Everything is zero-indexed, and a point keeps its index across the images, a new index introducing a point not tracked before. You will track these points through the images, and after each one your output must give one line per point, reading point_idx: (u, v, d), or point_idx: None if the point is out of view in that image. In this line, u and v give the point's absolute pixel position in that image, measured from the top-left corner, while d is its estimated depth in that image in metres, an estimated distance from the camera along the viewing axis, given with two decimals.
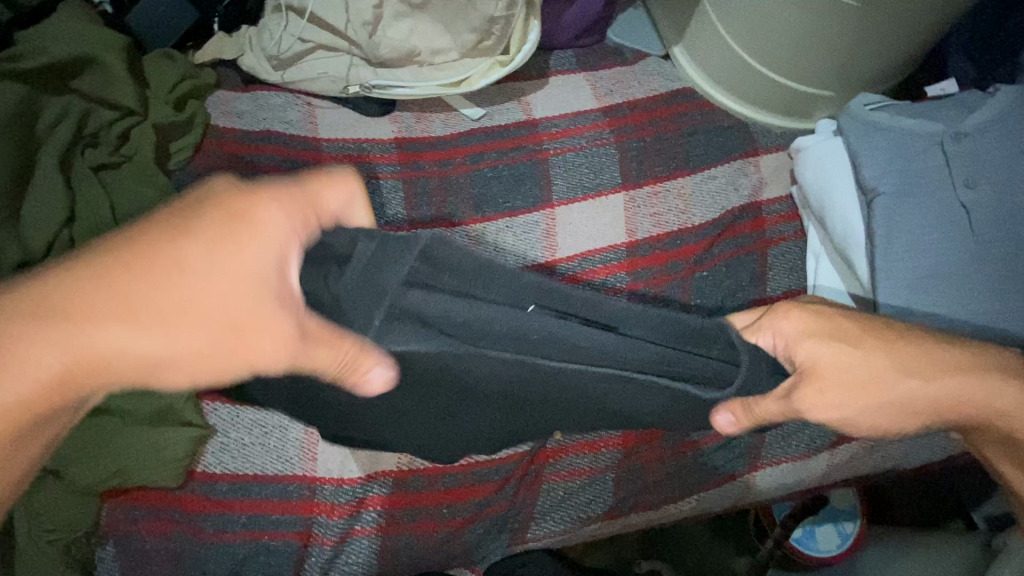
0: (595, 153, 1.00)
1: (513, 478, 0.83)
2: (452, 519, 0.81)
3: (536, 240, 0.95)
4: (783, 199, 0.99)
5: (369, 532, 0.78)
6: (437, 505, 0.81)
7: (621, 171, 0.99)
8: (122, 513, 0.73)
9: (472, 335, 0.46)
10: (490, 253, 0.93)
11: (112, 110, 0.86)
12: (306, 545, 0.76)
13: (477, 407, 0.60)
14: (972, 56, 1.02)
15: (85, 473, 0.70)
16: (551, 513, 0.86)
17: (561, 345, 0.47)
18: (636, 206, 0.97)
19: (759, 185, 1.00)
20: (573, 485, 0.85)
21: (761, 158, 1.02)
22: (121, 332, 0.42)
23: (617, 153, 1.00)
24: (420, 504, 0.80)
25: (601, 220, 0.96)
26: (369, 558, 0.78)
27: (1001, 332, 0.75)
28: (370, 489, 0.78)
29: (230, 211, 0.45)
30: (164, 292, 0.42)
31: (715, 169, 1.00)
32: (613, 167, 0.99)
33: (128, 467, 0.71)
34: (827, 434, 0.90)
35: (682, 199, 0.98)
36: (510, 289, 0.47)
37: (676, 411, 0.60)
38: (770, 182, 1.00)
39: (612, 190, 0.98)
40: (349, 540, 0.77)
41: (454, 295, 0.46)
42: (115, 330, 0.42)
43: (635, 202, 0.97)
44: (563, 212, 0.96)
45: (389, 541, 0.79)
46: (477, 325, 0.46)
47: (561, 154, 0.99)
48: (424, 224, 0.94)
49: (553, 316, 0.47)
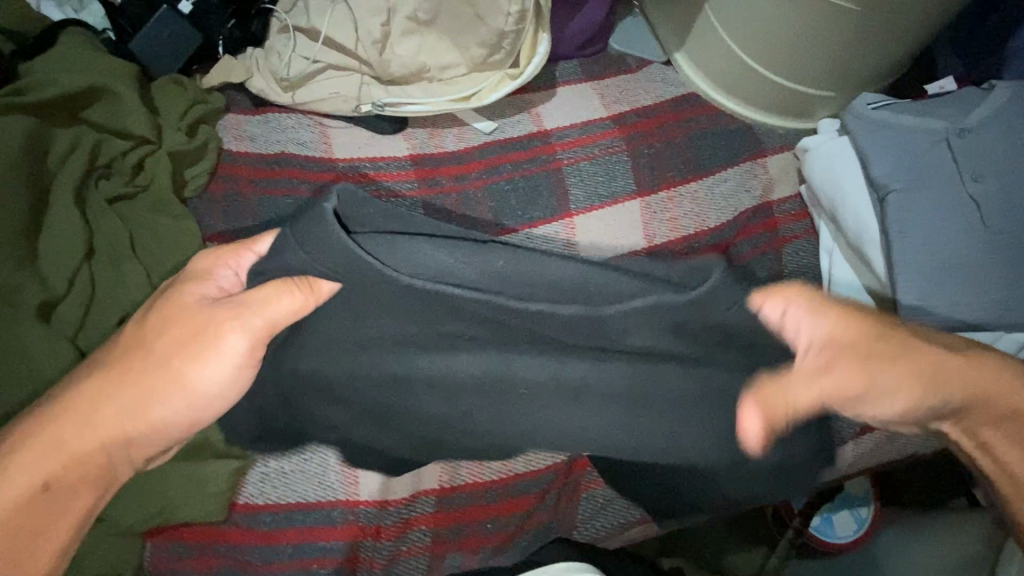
0: (608, 161, 1.01)
1: (553, 489, 0.84)
2: (496, 532, 0.81)
3: (558, 251, 0.96)
4: (793, 198, 1.02)
5: (418, 551, 0.79)
6: (480, 521, 0.81)
7: (635, 177, 1.00)
8: (165, 552, 0.71)
9: (415, 259, 0.60)
10: None
11: (125, 139, 0.85)
12: (354, 571, 0.76)
13: (453, 392, 0.63)
14: (960, 52, 1.07)
15: (126, 513, 0.69)
16: (593, 520, 0.86)
17: (501, 262, 0.60)
18: (652, 212, 0.99)
19: (769, 185, 1.02)
20: (612, 492, 0.86)
21: (768, 159, 1.05)
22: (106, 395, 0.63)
23: (629, 160, 1.02)
24: (464, 520, 0.80)
25: (619, 227, 0.97)
26: None
27: (1017, 318, 0.78)
28: (415, 508, 0.79)
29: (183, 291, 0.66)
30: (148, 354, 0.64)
31: (725, 171, 1.03)
32: (627, 174, 1.01)
33: (170, 504, 0.71)
34: (851, 425, 0.93)
35: (696, 202, 1.00)
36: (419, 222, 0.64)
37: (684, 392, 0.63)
38: (779, 183, 1.03)
39: (627, 196, 0.99)
40: (398, 562, 0.78)
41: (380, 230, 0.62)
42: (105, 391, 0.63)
43: (650, 207, 0.99)
44: (582, 221, 0.97)
45: (436, 559, 0.79)
46: (415, 249, 0.60)
47: (574, 163, 1.00)
48: None
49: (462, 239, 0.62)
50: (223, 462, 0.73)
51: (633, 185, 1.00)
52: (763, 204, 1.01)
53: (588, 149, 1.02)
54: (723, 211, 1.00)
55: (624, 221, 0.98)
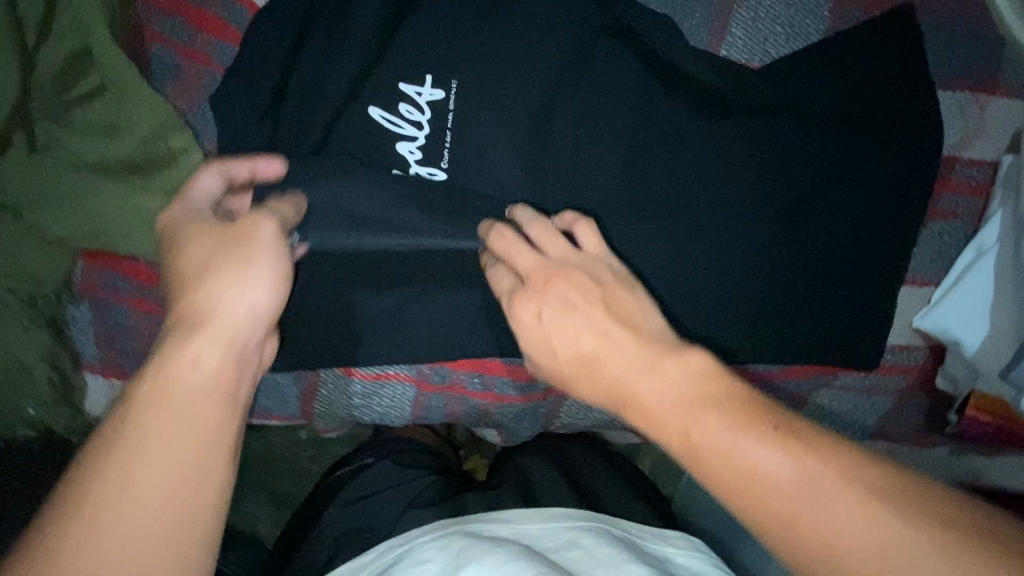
0: (790, 19, 0.71)
1: None
2: (478, 390, 0.75)
3: (706, 16, 0.70)
4: (984, 162, 0.76)
5: (363, 377, 0.71)
6: (467, 373, 0.73)
7: (827, 25, 0.72)
8: (100, 278, 0.60)
9: None
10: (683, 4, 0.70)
11: None
12: (316, 373, 0.70)
13: (654, 121, 0.70)
14: None
15: (61, 222, 0.56)
16: (579, 413, 0.80)
17: (664, 68, 0.69)
18: (806, 14, 0.72)
19: (970, 136, 0.76)
20: None
21: (993, 100, 0.75)
22: (251, 253, 0.48)
23: (797, 37, 0.72)
24: (452, 395, 0.74)
25: (777, 39, 0.72)
26: (356, 404, 0.72)
27: None
28: (390, 365, 0.70)
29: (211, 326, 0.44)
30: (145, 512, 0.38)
31: (978, 169, 0.76)
32: (808, 49, 0.71)
33: (108, 232, 0.57)
34: (868, 428, 0.85)
35: (971, 147, 0.76)
36: None
37: (830, 200, 0.74)
38: (983, 136, 0.76)
39: (815, 35, 0.72)
40: (342, 378, 0.71)
41: (676, 54, 0.69)
42: (247, 248, 0.48)
43: (809, 11, 0.72)
44: (740, 17, 0.70)
45: (382, 386, 0.72)
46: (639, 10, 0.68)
47: (727, 22, 0.70)
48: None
49: (626, 63, 0.68)
50: (178, 198, 0.57)
51: (812, 51, 0.71)
52: (978, 188, 0.77)
53: (751, 9, 0.70)
54: (897, 123, 0.73)
55: (767, 124, 0.71)
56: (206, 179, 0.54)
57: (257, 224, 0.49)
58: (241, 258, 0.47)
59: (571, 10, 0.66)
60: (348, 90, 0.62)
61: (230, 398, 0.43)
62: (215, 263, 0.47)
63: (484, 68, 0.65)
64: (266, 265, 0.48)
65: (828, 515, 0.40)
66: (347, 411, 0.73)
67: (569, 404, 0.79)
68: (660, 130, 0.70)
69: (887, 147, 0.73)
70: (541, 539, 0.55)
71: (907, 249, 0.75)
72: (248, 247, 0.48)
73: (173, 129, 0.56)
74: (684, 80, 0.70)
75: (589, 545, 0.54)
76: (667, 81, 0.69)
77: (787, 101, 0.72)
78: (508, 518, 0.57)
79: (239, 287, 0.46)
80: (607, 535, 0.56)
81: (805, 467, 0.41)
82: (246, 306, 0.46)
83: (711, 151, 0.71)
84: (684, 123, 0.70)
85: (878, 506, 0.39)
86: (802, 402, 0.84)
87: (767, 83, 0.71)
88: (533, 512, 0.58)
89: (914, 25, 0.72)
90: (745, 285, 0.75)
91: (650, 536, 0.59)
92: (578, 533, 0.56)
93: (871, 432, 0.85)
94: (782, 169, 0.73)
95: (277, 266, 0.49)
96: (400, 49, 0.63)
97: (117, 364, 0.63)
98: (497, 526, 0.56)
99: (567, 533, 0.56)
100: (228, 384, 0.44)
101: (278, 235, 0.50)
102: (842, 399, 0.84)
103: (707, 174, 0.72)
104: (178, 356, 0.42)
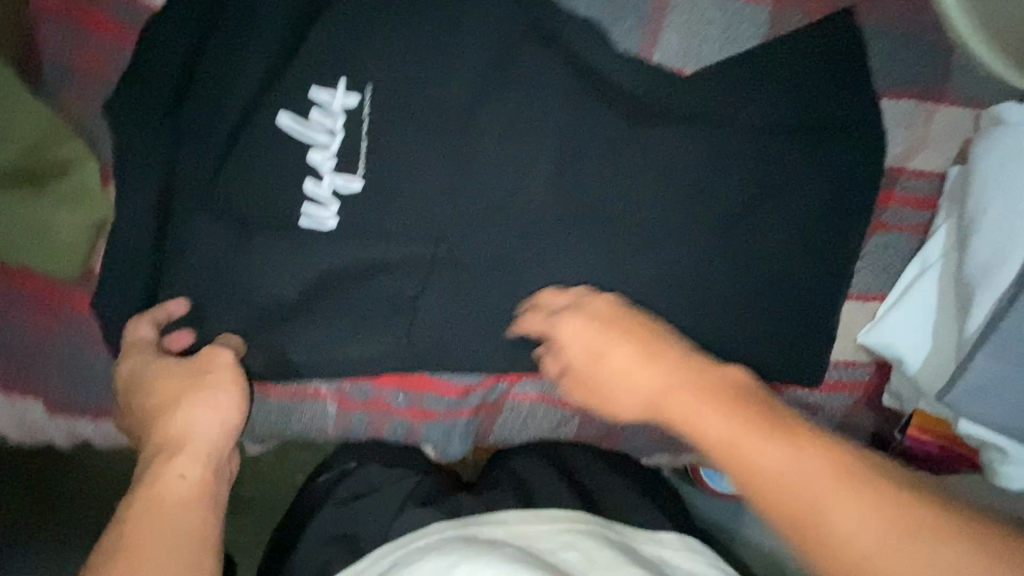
0: (727, 24, 0.69)
1: (479, 388, 0.75)
2: (404, 406, 0.74)
3: (639, 19, 0.67)
4: (929, 174, 0.74)
5: (281, 394, 0.70)
6: (392, 388, 0.73)
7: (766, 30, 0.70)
8: None
9: None
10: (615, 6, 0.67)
11: None
12: None
13: (584, 127, 0.67)
14: None
15: None
16: (512, 429, 0.79)
17: (593, 74, 0.66)
18: (743, 19, 0.69)
19: (915, 146, 0.73)
20: (538, 409, 0.79)
21: (939, 109, 0.73)
22: (203, 397, 0.54)
23: (734, 43, 0.70)
24: (377, 411, 0.73)
25: (713, 44, 0.69)
26: (276, 422, 0.71)
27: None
28: (309, 382, 0.69)
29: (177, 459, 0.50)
30: None
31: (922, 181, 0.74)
32: (745, 55, 0.69)
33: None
34: None
35: (917, 156, 0.73)
36: None
37: (769, 212, 0.71)
38: (928, 146, 0.73)
39: (753, 40, 0.70)
40: (259, 395, 0.69)
41: (606, 58, 0.66)
42: (203, 395, 0.54)
43: (746, 15, 0.69)
44: (673, 20, 0.68)
45: (303, 403, 0.71)
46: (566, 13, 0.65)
47: (660, 26, 0.68)
48: None
49: (553, 68, 0.66)
50: (72, 207, 0.56)
51: (747, 58, 0.69)
52: (923, 201, 0.74)
53: (684, 13, 0.68)
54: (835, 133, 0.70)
55: (701, 133, 0.69)
56: (138, 331, 0.59)
57: (199, 372, 0.56)
58: (195, 398, 0.54)
59: (495, 13, 0.64)
60: (257, 98, 0.60)
61: (204, 507, 0.48)
62: (176, 411, 0.53)
63: (401, 73, 0.63)
64: (219, 400, 0.54)
65: (836, 524, 0.42)
66: (267, 428, 0.72)
67: (501, 420, 0.79)
68: (590, 137, 0.68)
69: (827, 159, 0.71)
70: (539, 539, 0.57)
71: (848, 263, 0.73)
72: (199, 392, 0.54)
73: (62, 138, 0.55)
74: (614, 86, 0.67)
75: (585, 548, 0.56)
76: (595, 87, 0.67)
77: (723, 108, 0.69)
78: (505, 521, 0.60)
79: (197, 423, 0.53)
80: (604, 539, 0.58)
81: (827, 470, 0.44)
82: (215, 429, 0.53)
83: (645, 160, 0.68)
84: (616, 131, 0.68)
85: (880, 501, 0.42)
86: None
87: (702, 90, 0.68)
88: (530, 514, 0.61)
89: (855, 31, 0.70)
90: (682, 301, 0.71)
91: (644, 537, 0.62)
92: (575, 536, 0.58)
93: None
94: (720, 180, 0.70)
95: (230, 399, 0.55)
96: (310, 54, 0.60)
97: (14, 380, 0.60)
98: (494, 530, 0.59)
99: (565, 535, 0.58)
100: (209, 497, 0.50)
101: (226, 367, 0.57)
102: None
103: (640, 183, 0.69)
104: (161, 498, 0.47)
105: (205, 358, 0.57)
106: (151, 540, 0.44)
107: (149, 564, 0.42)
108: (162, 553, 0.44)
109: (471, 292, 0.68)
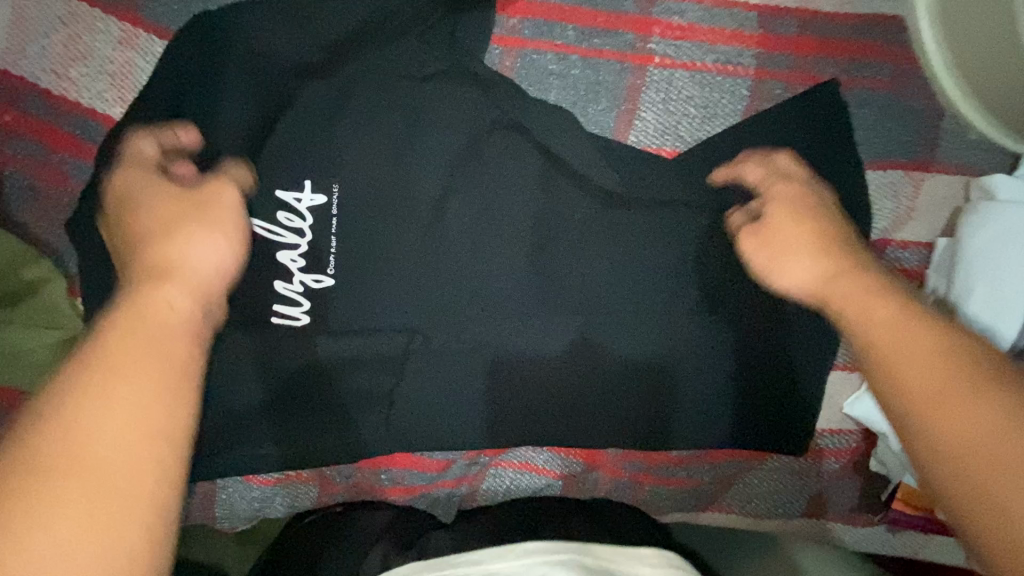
0: (704, 100, 0.68)
1: (460, 462, 0.75)
2: (387, 485, 0.74)
3: (612, 100, 0.67)
4: (919, 245, 0.72)
5: (263, 482, 0.71)
6: (372, 469, 0.73)
7: (747, 104, 0.68)
8: None
9: (380, 82, 0.61)
10: (589, 87, 0.66)
11: None
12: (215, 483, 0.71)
13: (557, 212, 0.66)
14: None
15: None
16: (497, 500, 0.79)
17: (566, 158, 0.65)
18: (722, 95, 0.68)
19: (904, 216, 0.71)
20: (523, 479, 0.78)
21: (928, 178, 0.70)
22: (199, 236, 0.50)
23: (713, 119, 0.68)
24: (358, 492, 0.74)
25: (690, 121, 0.68)
26: (260, 506, 0.72)
27: None
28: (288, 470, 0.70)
29: (167, 301, 0.44)
30: (111, 432, 0.34)
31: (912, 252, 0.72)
32: (724, 133, 0.67)
33: None
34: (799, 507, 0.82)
35: (906, 226, 0.71)
36: (441, 62, 0.62)
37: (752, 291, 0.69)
38: (918, 216, 0.71)
39: (733, 115, 0.68)
40: (241, 483, 0.71)
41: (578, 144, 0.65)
42: (194, 230, 0.50)
43: (725, 90, 0.68)
44: (648, 99, 0.67)
45: (285, 488, 0.72)
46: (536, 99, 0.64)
47: (636, 107, 0.67)
48: (518, 69, 0.66)
49: (524, 155, 0.64)
50: (39, 328, 0.56)
51: (727, 133, 0.67)
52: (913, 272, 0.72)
53: (659, 92, 0.67)
54: None
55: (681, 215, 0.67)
56: (140, 146, 0.56)
57: (202, 212, 0.52)
58: (191, 234, 0.50)
59: (464, 102, 0.63)
60: None
61: (196, 347, 0.42)
62: (172, 235, 0.49)
63: (370, 168, 0.62)
64: (218, 252, 0.50)
65: (967, 411, 0.38)
66: (250, 512, 0.73)
67: (486, 493, 0.78)
68: (566, 222, 0.66)
69: None
70: None
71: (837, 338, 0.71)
72: (195, 226, 0.51)
73: (28, 261, 0.56)
74: (589, 170, 0.65)
75: None
76: (569, 172, 0.65)
77: (704, 188, 0.67)
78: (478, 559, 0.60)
79: (195, 259, 0.48)
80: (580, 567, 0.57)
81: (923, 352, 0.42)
82: (211, 269, 0.49)
83: (622, 243, 0.67)
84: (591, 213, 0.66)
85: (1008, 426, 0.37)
86: (727, 483, 0.81)
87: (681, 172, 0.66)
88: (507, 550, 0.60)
89: (840, 103, 0.67)
90: (663, 377, 0.70)
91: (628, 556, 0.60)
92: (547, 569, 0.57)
93: (801, 511, 0.82)
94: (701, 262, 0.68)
95: (227, 260, 0.51)
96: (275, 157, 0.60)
97: None
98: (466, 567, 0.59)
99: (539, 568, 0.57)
100: (198, 328, 0.44)
101: (233, 215, 0.53)
102: (770, 479, 0.81)
103: (618, 267, 0.67)
104: (152, 320, 0.41)
105: (206, 198, 0.53)
106: (136, 356, 0.38)
107: (108, 427, 0.35)
108: (131, 397, 0.36)
109: (450, 381, 0.67)
